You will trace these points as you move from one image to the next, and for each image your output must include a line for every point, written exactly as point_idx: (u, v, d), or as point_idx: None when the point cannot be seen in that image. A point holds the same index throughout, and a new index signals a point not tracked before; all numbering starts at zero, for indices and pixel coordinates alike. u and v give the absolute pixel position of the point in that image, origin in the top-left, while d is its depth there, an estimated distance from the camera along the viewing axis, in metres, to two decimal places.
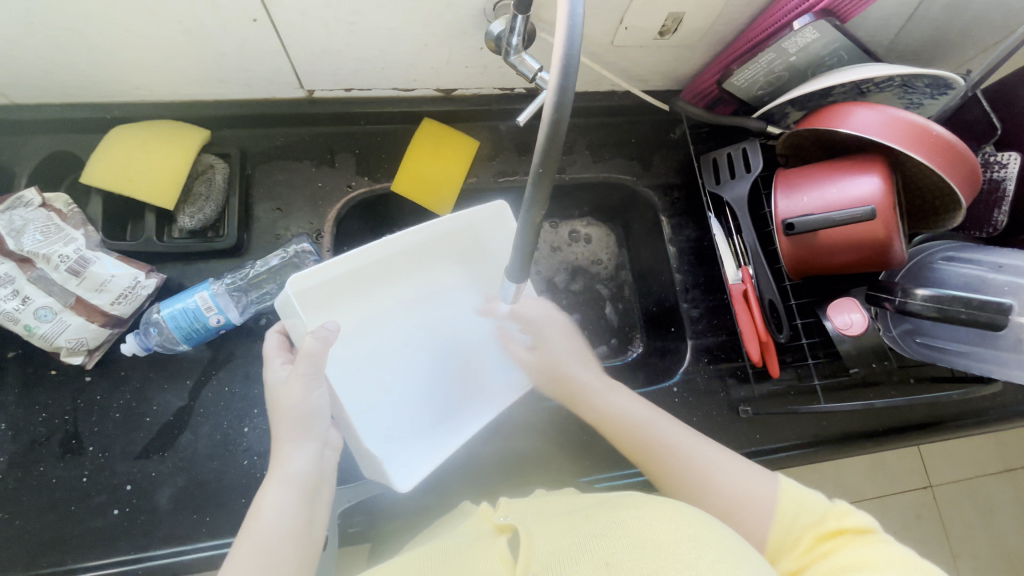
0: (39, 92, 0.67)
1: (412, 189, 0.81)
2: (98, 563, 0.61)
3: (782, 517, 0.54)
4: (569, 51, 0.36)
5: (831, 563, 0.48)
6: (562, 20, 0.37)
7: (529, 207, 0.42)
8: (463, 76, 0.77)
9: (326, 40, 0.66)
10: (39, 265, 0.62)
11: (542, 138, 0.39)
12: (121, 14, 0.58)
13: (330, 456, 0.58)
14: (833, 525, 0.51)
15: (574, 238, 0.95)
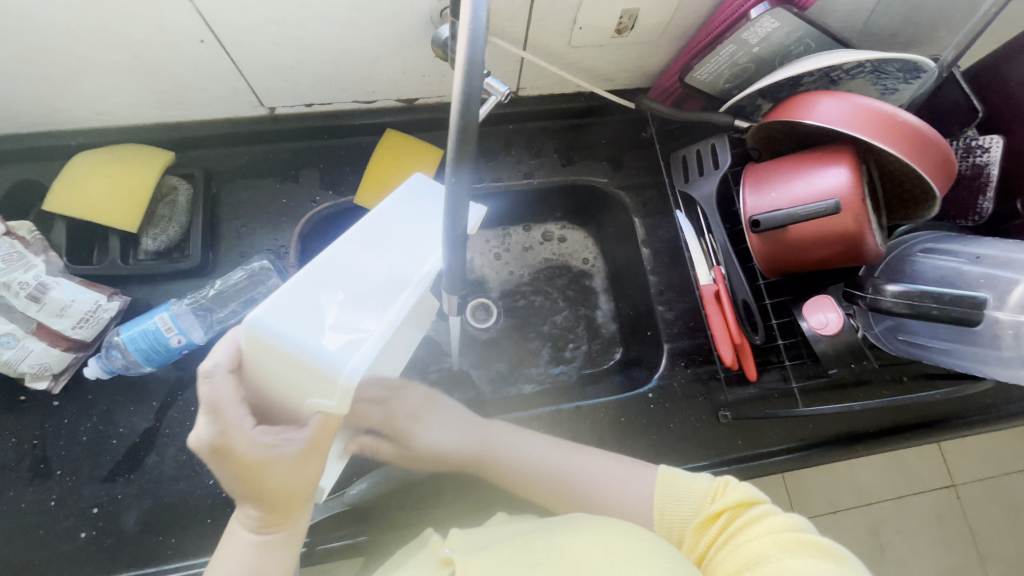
0: (4, 123, 0.68)
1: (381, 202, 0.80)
2: None
3: (662, 511, 0.53)
4: (472, 54, 0.34)
5: (715, 553, 0.47)
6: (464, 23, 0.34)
7: (454, 218, 0.41)
8: (422, 85, 0.76)
9: (277, 56, 0.66)
10: None
11: (454, 145, 0.37)
12: (69, 43, 0.58)
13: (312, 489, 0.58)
14: (712, 508, 0.49)
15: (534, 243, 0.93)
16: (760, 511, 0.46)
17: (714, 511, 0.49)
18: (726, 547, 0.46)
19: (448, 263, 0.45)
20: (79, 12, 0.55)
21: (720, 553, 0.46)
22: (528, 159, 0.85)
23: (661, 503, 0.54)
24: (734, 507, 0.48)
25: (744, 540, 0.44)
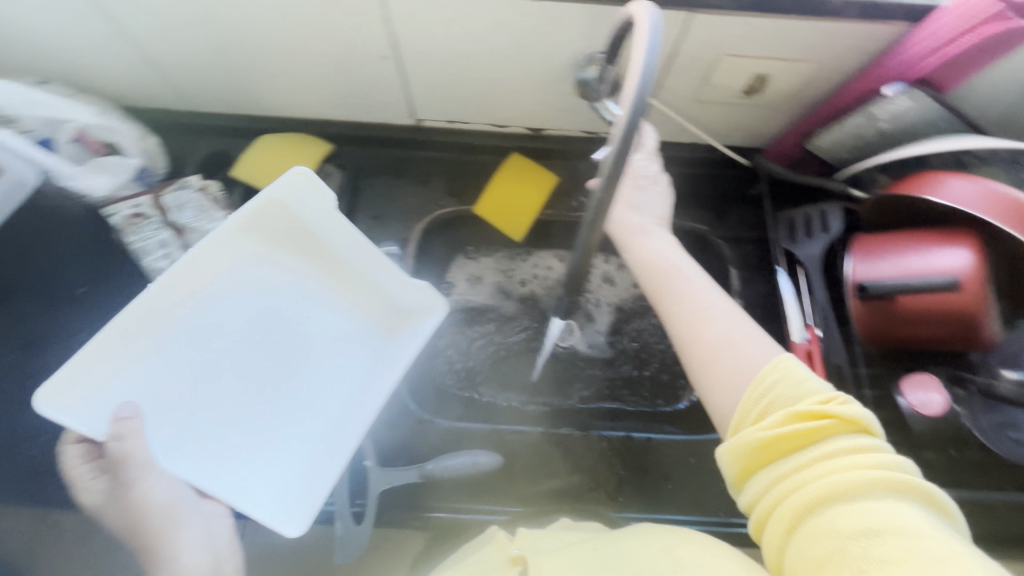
0: (216, 103, 0.85)
1: (495, 215, 0.89)
2: None
3: (760, 383, 0.44)
4: (637, 103, 0.42)
5: (802, 456, 0.39)
6: (634, 80, 0.43)
7: (588, 231, 0.51)
8: (554, 117, 0.84)
9: (440, 78, 0.77)
10: (190, 236, 0.76)
11: (603, 174, 0.47)
12: (288, 47, 0.73)
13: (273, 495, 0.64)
14: (820, 405, 0.40)
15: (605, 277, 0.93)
16: (868, 440, 0.39)
17: (822, 409, 0.40)
18: (820, 459, 0.39)
19: (577, 266, 0.58)
20: (304, 20, 0.68)
21: (810, 466, 0.39)
22: None
23: (767, 386, 0.43)
24: (842, 418, 0.40)
25: (843, 469, 0.37)
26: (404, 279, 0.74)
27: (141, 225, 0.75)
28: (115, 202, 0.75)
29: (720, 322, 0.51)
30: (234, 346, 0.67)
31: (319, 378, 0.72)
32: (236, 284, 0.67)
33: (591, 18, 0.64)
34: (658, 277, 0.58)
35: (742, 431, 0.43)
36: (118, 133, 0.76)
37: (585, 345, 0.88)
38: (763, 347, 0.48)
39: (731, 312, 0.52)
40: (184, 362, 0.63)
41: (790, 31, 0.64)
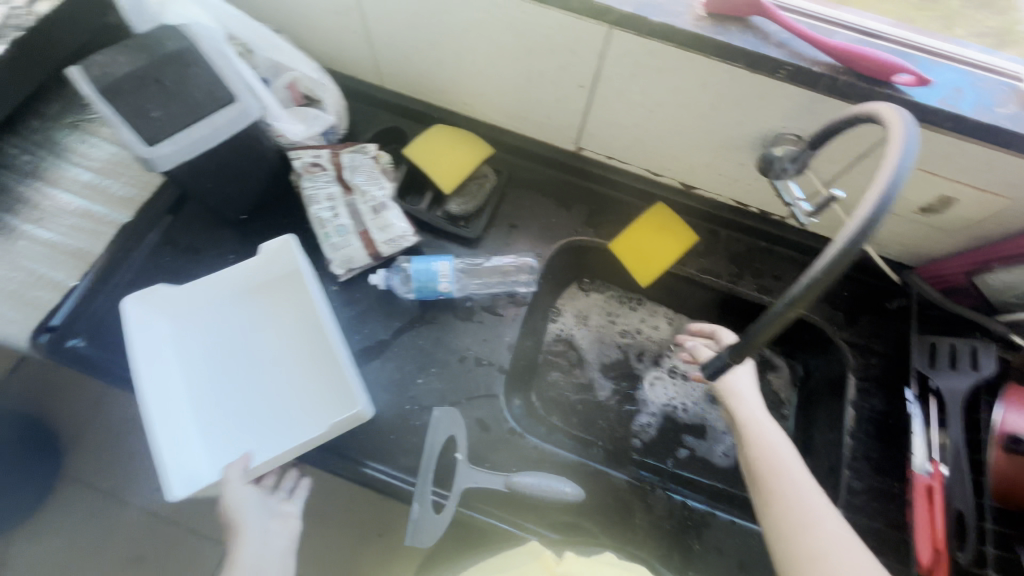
0: (406, 85, 0.91)
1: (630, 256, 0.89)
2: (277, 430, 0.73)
3: None
4: (875, 215, 0.42)
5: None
6: (876, 193, 0.43)
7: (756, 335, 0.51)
8: (712, 181, 0.86)
9: (621, 117, 0.81)
10: (356, 196, 0.81)
11: (803, 280, 0.46)
12: (497, 54, 0.78)
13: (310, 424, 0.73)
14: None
15: (675, 375, 0.92)
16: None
17: None
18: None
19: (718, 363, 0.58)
20: (523, 38, 0.73)
21: None
22: (769, 278, 0.89)
23: None
24: None
25: None
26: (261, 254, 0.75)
27: (317, 175, 0.80)
28: (300, 150, 0.80)
29: (828, 524, 0.57)
30: (207, 380, 0.75)
31: (269, 355, 0.77)
32: (208, 349, 0.77)
33: (801, 102, 0.66)
34: (767, 476, 0.61)
35: None
36: (323, 90, 0.82)
37: (723, 450, 0.86)
38: (860, 551, 0.55)
39: (831, 515, 0.58)
40: (200, 421, 0.73)
41: (997, 166, 0.64)
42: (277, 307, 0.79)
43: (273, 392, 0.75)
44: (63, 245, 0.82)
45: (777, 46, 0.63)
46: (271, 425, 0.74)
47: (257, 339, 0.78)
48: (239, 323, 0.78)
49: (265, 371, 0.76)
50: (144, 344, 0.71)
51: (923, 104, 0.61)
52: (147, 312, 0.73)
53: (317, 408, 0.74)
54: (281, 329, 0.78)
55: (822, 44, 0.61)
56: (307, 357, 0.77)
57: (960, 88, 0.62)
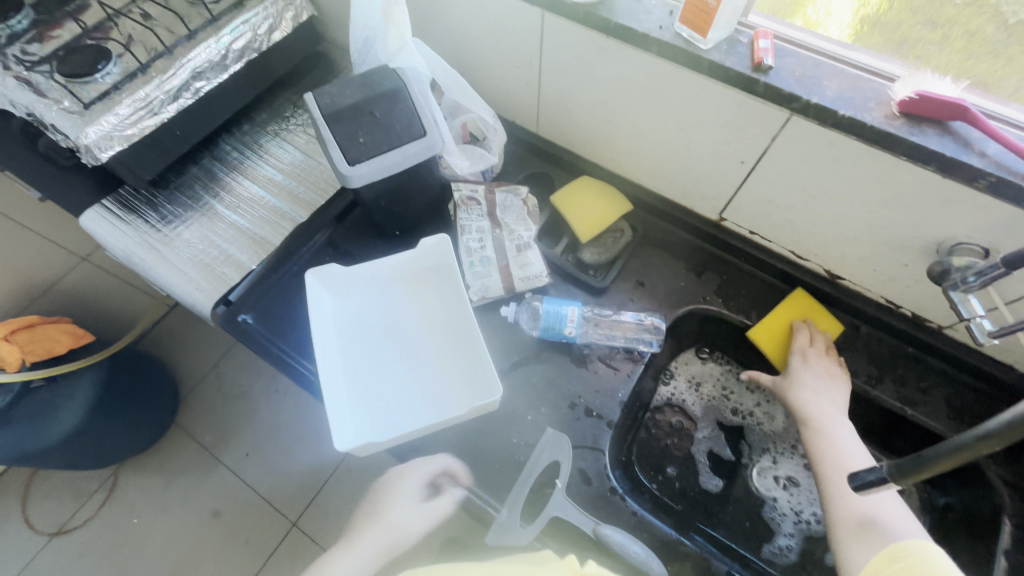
0: (562, 135, 0.97)
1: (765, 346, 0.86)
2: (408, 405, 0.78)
3: (888, 554, 0.60)
4: None
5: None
6: None
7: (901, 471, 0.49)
8: (865, 275, 0.82)
9: (776, 197, 0.80)
10: (503, 232, 0.86)
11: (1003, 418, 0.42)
12: (662, 121, 0.81)
13: (447, 403, 0.77)
14: None
15: (781, 477, 0.86)
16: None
17: None
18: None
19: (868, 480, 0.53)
20: (694, 110, 0.76)
21: None
22: (914, 389, 0.82)
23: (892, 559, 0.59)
24: None
25: None
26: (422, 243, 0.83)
27: (471, 208, 0.87)
28: (461, 183, 0.89)
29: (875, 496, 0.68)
30: (358, 350, 0.81)
31: (411, 334, 0.83)
32: (359, 323, 0.84)
33: (997, 214, 0.61)
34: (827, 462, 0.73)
35: None
36: (492, 132, 0.90)
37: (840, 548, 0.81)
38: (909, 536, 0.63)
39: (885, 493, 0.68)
40: (352, 386, 0.78)
41: None
42: (423, 296, 0.85)
43: (414, 373, 0.80)
44: (249, 231, 0.95)
45: (980, 154, 0.60)
46: (413, 397, 0.78)
47: (402, 321, 0.84)
48: (388, 303, 0.85)
49: (407, 353, 0.82)
50: (316, 312, 0.79)
51: None
52: (317, 285, 0.81)
53: (455, 390, 0.78)
54: (422, 315, 0.84)
55: None
56: (443, 343, 0.82)
57: None
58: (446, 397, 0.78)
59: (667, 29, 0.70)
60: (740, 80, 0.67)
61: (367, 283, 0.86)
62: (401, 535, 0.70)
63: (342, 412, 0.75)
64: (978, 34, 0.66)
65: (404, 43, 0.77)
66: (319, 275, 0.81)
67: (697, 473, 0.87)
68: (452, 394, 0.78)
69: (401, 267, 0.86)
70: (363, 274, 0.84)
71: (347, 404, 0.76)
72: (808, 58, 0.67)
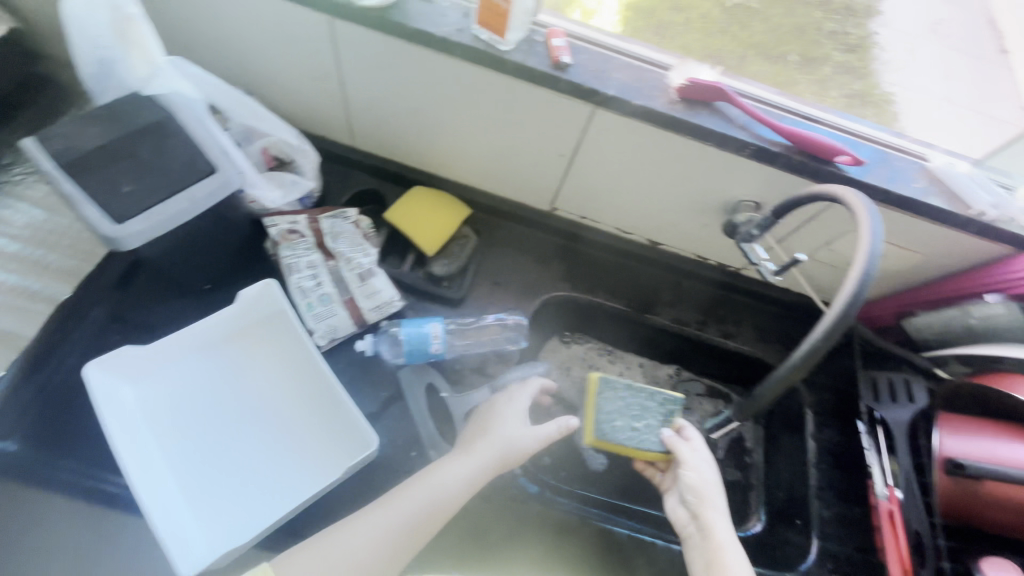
0: (382, 146, 0.91)
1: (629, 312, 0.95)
2: (265, 487, 0.66)
3: None
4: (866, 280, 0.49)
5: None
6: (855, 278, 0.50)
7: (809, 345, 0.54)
8: (678, 239, 0.93)
9: (595, 182, 0.86)
10: (339, 262, 0.78)
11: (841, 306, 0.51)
12: (481, 123, 0.81)
13: (314, 471, 0.68)
14: None
15: None
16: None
17: None
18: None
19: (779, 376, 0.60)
20: (509, 110, 0.77)
21: None
22: (730, 324, 0.97)
23: None
24: None
25: None
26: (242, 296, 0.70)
27: (295, 243, 0.77)
28: (276, 216, 0.77)
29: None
30: (187, 443, 0.67)
31: (252, 406, 0.70)
32: (179, 411, 0.68)
33: (760, 176, 0.75)
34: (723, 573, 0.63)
35: None
36: (300, 154, 0.78)
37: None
38: None
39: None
40: (186, 489, 0.64)
41: (916, 226, 0.76)
42: (260, 355, 0.73)
43: (268, 447, 0.69)
44: None
45: (740, 127, 0.72)
46: (270, 478, 0.67)
47: (237, 392, 0.71)
48: (214, 377, 0.71)
49: (255, 426, 0.69)
50: (112, 416, 0.62)
51: (858, 179, 0.71)
52: (107, 379, 0.64)
53: (320, 454, 0.69)
54: (261, 379, 0.72)
55: (778, 128, 0.70)
56: (295, 404, 0.71)
57: (882, 165, 0.74)
58: (313, 465, 0.68)
59: (467, 32, 0.69)
60: (545, 79, 0.70)
61: (180, 359, 0.70)
62: (446, 490, 0.64)
63: (178, 528, 0.61)
64: (708, 15, 0.84)
65: (155, 66, 0.64)
66: (105, 368, 0.63)
67: (582, 455, 0.89)
68: (319, 459, 0.68)
69: (222, 329, 0.72)
70: (171, 350, 0.68)
71: (184, 514, 0.62)
72: (598, 54, 0.72)
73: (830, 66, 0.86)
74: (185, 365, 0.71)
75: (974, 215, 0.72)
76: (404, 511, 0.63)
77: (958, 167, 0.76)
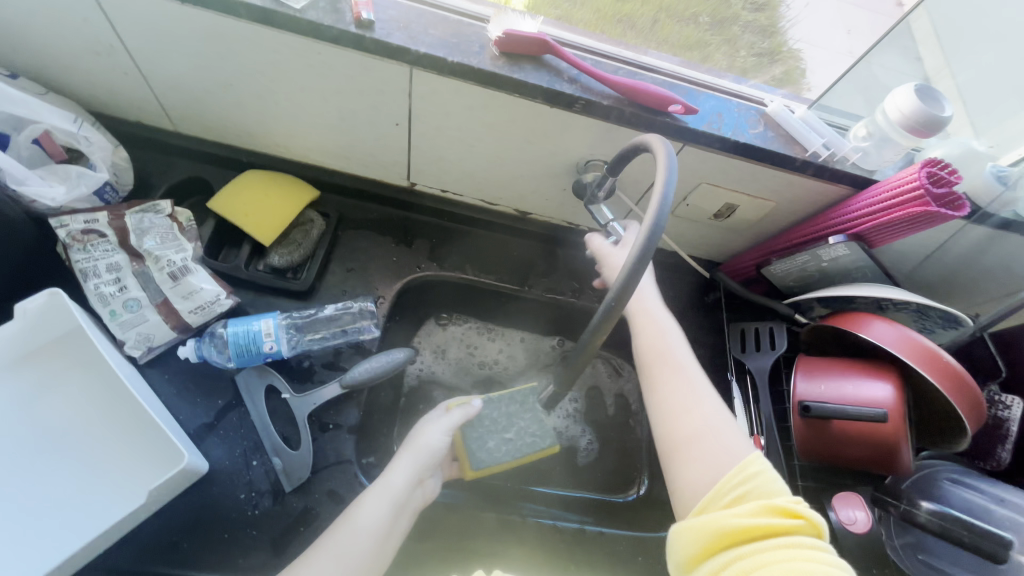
0: (204, 128, 0.81)
1: (500, 286, 0.91)
2: (66, 523, 0.59)
3: (740, 474, 0.55)
4: (654, 229, 0.47)
5: (766, 542, 0.49)
6: (646, 227, 0.47)
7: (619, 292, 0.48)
8: (543, 206, 0.89)
9: (443, 152, 0.80)
10: (147, 263, 0.69)
11: (624, 271, 0.47)
12: (302, 95, 0.73)
13: (132, 495, 0.61)
14: (793, 508, 0.51)
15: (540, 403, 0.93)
16: (823, 544, 0.50)
17: (790, 508, 0.51)
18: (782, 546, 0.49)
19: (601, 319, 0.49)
20: (325, 77, 0.70)
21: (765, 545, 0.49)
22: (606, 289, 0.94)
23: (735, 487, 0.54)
24: (807, 521, 0.51)
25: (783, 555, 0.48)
26: (22, 311, 0.60)
27: (91, 244, 0.68)
28: (66, 216, 0.67)
29: (704, 406, 0.62)
30: None
31: (55, 432, 0.62)
32: None
33: (599, 132, 0.71)
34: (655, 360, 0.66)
35: (714, 514, 0.53)
36: (87, 143, 0.69)
37: (586, 442, 0.91)
38: (732, 445, 0.59)
39: (714, 403, 0.63)
40: None
41: (761, 172, 0.75)
42: (61, 374, 0.65)
43: (72, 475, 0.61)
44: None
45: (569, 80, 0.67)
46: (78, 509, 0.59)
47: (36, 419, 0.62)
48: (2, 406, 0.62)
49: (55, 454, 0.61)
50: None
51: (693, 129, 0.69)
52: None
53: (136, 476, 0.62)
54: (66, 401, 0.64)
55: (606, 80, 0.66)
56: (110, 424, 0.63)
57: (720, 112, 0.71)
58: (130, 488, 0.61)
59: None
60: (346, 39, 0.63)
61: None
62: (370, 524, 0.59)
63: None
64: None
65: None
66: None
67: None
68: (140, 481, 0.61)
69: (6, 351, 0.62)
70: None
71: None
72: (409, 8, 0.66)
73: (741, 25, 0.77)
74: None
75: (808, 157, 0.72)
76: (332, 558, 0.56)
77: (796, 111, 0.75)
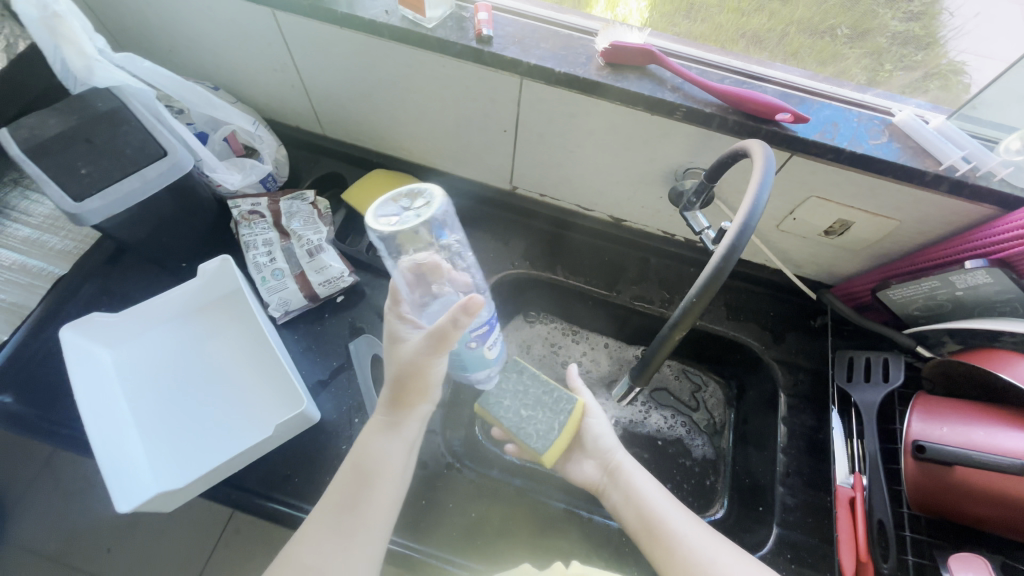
0: (346, 133, 0.96)
1: (588, 287, 0.93)
2: (214, 440, 0.72)
3: None
4: (743, 229, 0.46)
5: None
6: (735, 227, 0.47)
7: (674, 325, 0.51)
8: (638, 213, 0.90)
9: (544, 157, 0.85)
10: (292, 241, 0.83)
11: (702, 278, 0.48)
12: (425, 103, 0.83)
13: (263, 427, 0.73)
14: None
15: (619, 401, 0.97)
16: None
17: None
18: None
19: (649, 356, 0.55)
20: (445, 87, 0.79)
21: None
22: None
23: None
24: None
25: None
26: (203, 270, 0.76)
27: (254, 222, 0.83)
28: (239, 198, 0.84)
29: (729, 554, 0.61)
30: (153, 399, 0.74)
31: (215, 368, 0.77)
32: (151, 371, 0.76)
33: (698, 139, 0.72)
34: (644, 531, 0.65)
35: None
36: (259, 141, 0.86)
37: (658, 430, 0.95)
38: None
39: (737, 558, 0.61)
40: (146, 440, 0.71)
41: (882, 187, 0.69)
42: (225, 323, 0.80)
43: (223, 403, 0.75)
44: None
45: (672, 88, 0.69)
46: (225, 433, 0.73)
47: (204, 356, 0.78)
48: (183, 343, 0.79)
49: (212, 385, 0.76)
50: (84, 373, 0.70)
51: (803, 138, 0.66)
52: (79, 339, 0.72)
53: (268, 413, 0.74)
54: (226, 344, 0.79)
55: (710, 88, 0.67)
56: (253, 369, 0.77)
57: (835, 122, 0.68)
58: (263, 422, 0.74)
59: (394, 13, 0.72)
60: (467, 53, 0.71)
61: (151, 325, 0.78)
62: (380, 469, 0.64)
63: (136, 470, 0.67)
64: None
65: (89, 59, 0.66)
66: (73, 330, 0.70)
67: None
68: (271, 418, 0.74)
69: (186, 300, 0.78)
70: (139, 318, 0.76)
71: (143, 460, 0.69)
72: (525, 25, 0.73)
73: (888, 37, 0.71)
74: (160, 331, 0.79)
75: (943, 171, 0.65)
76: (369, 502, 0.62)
77: (931, 122, 0.69)
